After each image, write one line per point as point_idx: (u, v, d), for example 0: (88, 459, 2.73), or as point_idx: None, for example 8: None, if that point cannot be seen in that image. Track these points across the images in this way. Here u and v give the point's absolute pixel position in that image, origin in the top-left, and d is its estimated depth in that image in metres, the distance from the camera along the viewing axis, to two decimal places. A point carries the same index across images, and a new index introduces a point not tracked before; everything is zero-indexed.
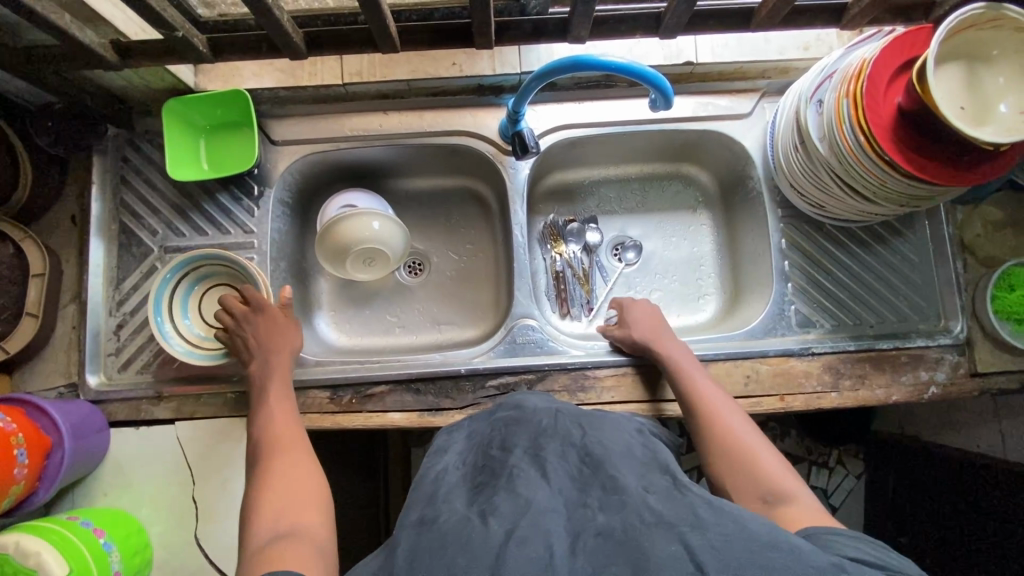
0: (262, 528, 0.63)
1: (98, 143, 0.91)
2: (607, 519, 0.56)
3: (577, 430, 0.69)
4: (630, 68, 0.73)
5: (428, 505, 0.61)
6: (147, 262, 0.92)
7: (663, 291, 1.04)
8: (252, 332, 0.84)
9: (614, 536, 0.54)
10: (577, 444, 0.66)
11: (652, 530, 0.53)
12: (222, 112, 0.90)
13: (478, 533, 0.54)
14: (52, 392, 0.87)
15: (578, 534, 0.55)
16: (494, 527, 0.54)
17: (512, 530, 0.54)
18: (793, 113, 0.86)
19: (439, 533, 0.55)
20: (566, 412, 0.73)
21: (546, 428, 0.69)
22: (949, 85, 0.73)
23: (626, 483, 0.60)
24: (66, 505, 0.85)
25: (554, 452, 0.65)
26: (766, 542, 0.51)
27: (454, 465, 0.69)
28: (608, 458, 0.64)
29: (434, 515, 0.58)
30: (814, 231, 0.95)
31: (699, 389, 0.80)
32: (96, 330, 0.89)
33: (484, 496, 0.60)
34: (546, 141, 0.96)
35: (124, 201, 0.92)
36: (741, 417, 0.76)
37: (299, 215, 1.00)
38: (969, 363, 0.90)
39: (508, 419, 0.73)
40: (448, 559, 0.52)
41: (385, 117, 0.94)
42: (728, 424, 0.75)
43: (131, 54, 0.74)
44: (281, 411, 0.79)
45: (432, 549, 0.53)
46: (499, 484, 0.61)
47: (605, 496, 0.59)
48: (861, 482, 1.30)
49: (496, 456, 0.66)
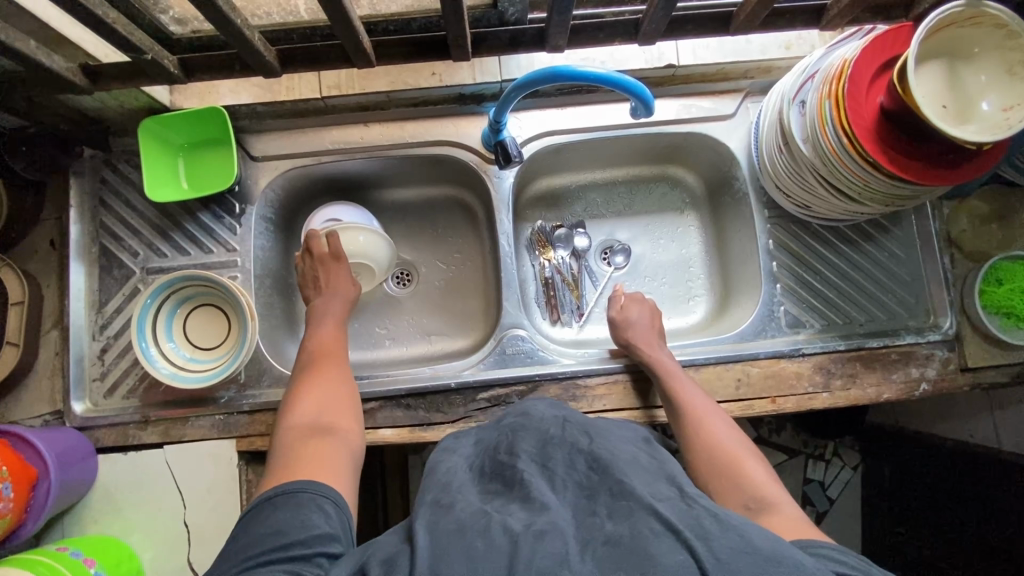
0: (295, 425, 0.72)
1: (74, 164, 0.90)
2: (615, 527, 0.54)
3: (584, 438, 0.68)
4: (608, 77, 0.72)
5: (442, 490, 0.64)
6: (129, 284, 0.90)
7: (653, 294, 1.04)
8: (319, 276, 0.89)
9: (621, 543, 0.52)
10: (584, 450, 0.65)
11: (659, 538, 0.51)
12: (199, 130, 0.89)
13: (494, 525, 0.55)
14: (38, 420, 0.86)
15: (587, 540, 0.53)
16: (512, 522, 0.55)
17: (531, 524, 0.54)
18: (777, 115, 0.85)
19: (454, 520, 0.56)
20: (573, 420, 0.72)
21: (554, 437, 0.68)
22: (931, 85, 0.73)
23: (635, 489, 0.58)
24: (55, 534, 0.84)
25: (562, 461, 0.64)
26: (770, 555, 0.49)
27: (462, 467, 0.69)
28: (615, 463, 0.63)
29: (450, 501, 0.60)
30: (800, 230, 0.95)
31: (686, 395, 0.81)
32: (79, 355, 0.88)
33: (499, 499, 0.61)
34: (530, 148, 0.95)
35: (104, 223, 0.91)
36: (725, 425, 0.77)
37: (284, 229, 0.98)
38: (959, 359, 0.90)
39: (513, 424, 0.73)
40: (466, 541, 0.53)
41: (365, 129, 0.93)
42: (714, 432, 0.76)
43: (101, 78, 0.73)
44: (332, 331, 0.85)
45: (450, 531, 0.55)
46: (513, 487, 0.62)
47: (613, 503, 0.58)
48: (857, 474, 1.28)
49: (504, 459, 0.66)
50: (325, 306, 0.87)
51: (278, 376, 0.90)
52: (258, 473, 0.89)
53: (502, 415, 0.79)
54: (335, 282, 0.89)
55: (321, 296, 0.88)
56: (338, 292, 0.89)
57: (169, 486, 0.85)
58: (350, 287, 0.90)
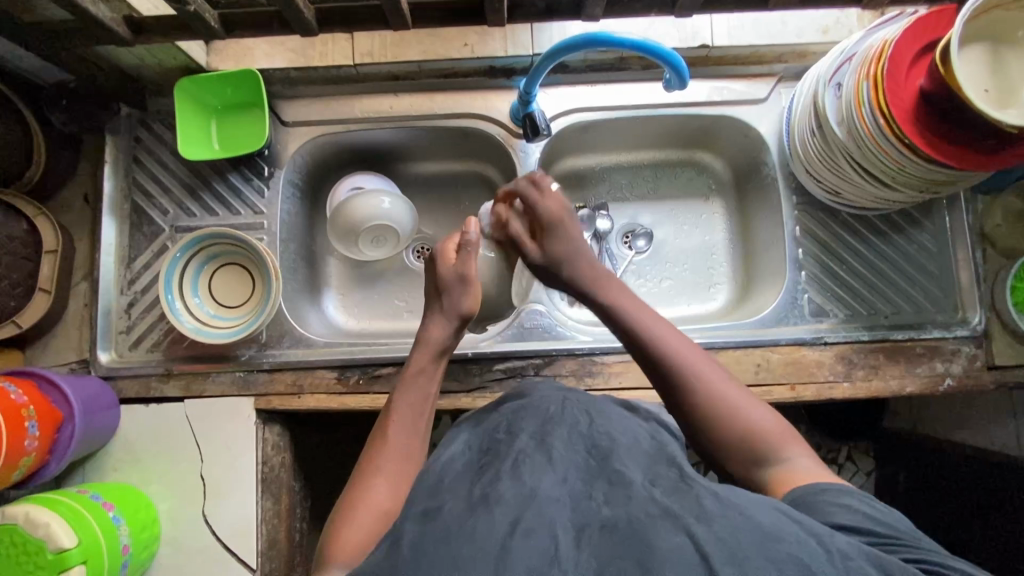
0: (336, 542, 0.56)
1: (111, 122, 0.92)
2: (612, 511, 0.48)
3: (585, 419, 0.63)
4: (645, 45, 0.73)
5: (429, 497, 0.55)
6: (158, 241, 0.92)
7: (674, 280, 1.03)
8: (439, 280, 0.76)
9: (619, 530, 0.46)
10: (584, 433, 0.60)
11: (659, 524, 0.46)
12: (232, 92, 0.90)
13: (482, 524, 0.48)
14: (65, 367, 0.89)
15: (582, 527, 0.47)
16: (498, 517, 0.48)
17: (516, 521, 0.47)
18: (811, 97, 0.84)
19: (442, 524, 0.49)
20: (573, 400, 0.67)
21: (553, 416, 0.63)
22: (975, 68, 0.72)
23: (633, 475, 0.53)
24: (76, 479, 0.86)
25: (561, 439, 0.59)
26: (770, 533, 0.45)
27: (457, 451, 0.63)
28: (615, 449, 0.57)
29: (437, 507, 0.52)
30: (828, 217, 0.93)
31: (642, 323, 0.69)
32: (107, 307, 0.90)
33: (487, 481, 0.54)
34: (559, 124, 0.94)
35: (136, 180, 0.92)
36: (685, 344, 0.67)
37: (309, 196, 0.99)
38: (986, 356, 0.88)
39: (515, 406, 0.68)
40: (452, 550, 0.46)
41: (396, 99, 0.94)
42: (679, 355, 0.65)
43: (144, 30, 0.76)
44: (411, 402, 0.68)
45: (437, 541, 0.47)
46: (503, 467, 0.56)
47: (611, 489, 0.51)
48: (871, 479, 1.25)
49: (501, 439, 0.61)
50: (419, 369, 0.71)
51: (299, 338, 0.91)
52: (275, 432, 0.90)
53: (502, 398, 0.74)
54: (452, 300, 0.74)
55: (436, 319, 0.74)
56: (450, 317, 0.74)
57: (188, 441, 0.87)
58: (467, 302, 0.74)
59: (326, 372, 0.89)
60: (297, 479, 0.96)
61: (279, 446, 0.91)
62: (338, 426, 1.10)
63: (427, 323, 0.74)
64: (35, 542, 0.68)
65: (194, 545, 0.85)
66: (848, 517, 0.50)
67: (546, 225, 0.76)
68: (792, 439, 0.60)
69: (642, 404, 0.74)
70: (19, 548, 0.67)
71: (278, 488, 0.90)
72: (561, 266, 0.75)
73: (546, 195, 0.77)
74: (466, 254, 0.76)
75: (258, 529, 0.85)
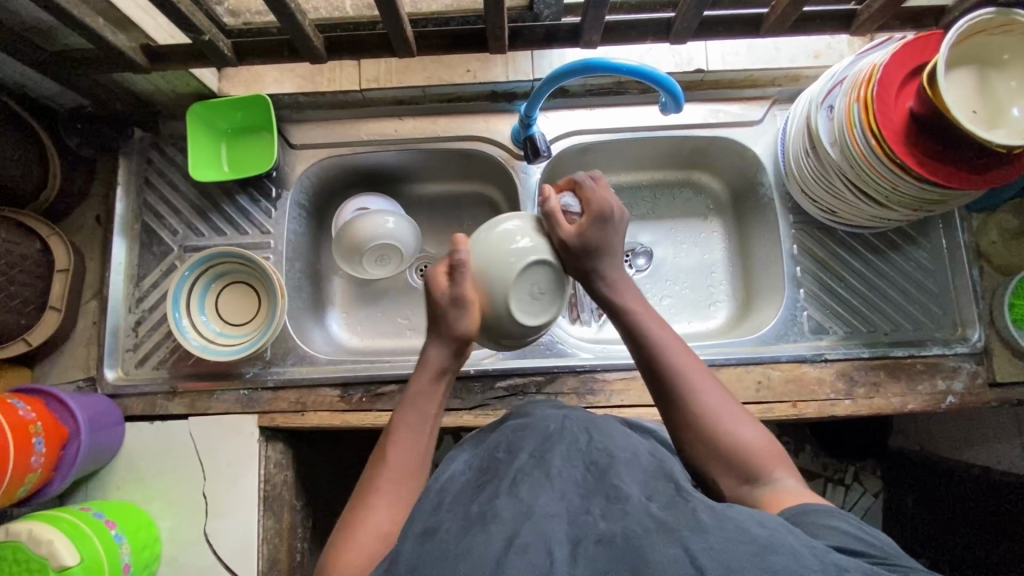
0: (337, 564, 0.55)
1: (124, 145, 0.95)
2: (608, 525, 0.48)
3: (584, 437, 0.62)
4: (641, 70, 0.76)
5: (431, 512, 0.56)
6: (167, 261, 0.94)
7: (674, 298, 1.04)
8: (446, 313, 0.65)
9: (615, 543, 0.46)
10: (582, 450, 0.60)
11: (654, 538, 0.46)
12: (242, 116, 0.93)
13: (479, 540, 0.48)
14: (72, 384, 0.90)
15: (578, 540, 0.47)
16: (495, 533, 0.49)
17: (513, 538, 0.48)
18: (805, 119, 0.86)
19: (441, 542, 0.50)
20: (574, 418, 0.67)
21: (553, 433, 0.63)
22: (961, 90, 0.74)
23: (630, 491, 0.53)
24: (79, 498, 0.87)
25: (560, 455, 0.59)
26: (765, 545, 0.43)
27: (459, 471, 0.63)
28: (612, 466, 0.57)
29: (436, 525, 0.53)
30: (825, 236, 0.95)
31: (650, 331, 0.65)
32: (115, 327, 0.91)
33: (485, 498, 0.55)
34: (558, 146, 0.97)
35: (147, 201, 0.95)
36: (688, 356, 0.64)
37: (315, 216, 1.01)
38: (987, 373, 0.89)
39: (517, 426, 0.67)
40: (448, 567, 0.46)
41: (400, 122, 0.97)
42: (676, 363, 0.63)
43: (159, 58, 0.79)
44: (416, 430, 0.65)
45: (434, 558, 0.48)
46: (501, 486, 0.56)
47: (608, 504, 0.52)
48: (878, 501, 1.21)
49: (501, 458, 0.61)
50: (425, 391, 0.66)
51: (303, 355, 0.92)
52: (278, 450, 0.90)
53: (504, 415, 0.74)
54: (449, 323, 0.65)
55: (435, 345, 0.67)
56: (452, 341, 0.66)
57: (191, 459, 0.87)
58: (467, 324, 0.65)
59: (329, 390, 0.90)
60: (300, 498, 0.96)
61: (281, 463, 0.91)
62: (340, 445, 1.10)
63: (428, 346, 0.67)
64: (38, 560, 0.68)
65: (196, 565, 0.85)
66: (842, 539, 0.48)
67: (597, 215, 0.65)
68: (779, 460, 0.58)
69: (644, 422, 0.74)
70: (21, 565, 0.67)
71: (280, 507, 0.89)
72: (590, 256, 0.66)
73: (591, 189, 0.67)
74: (460, 276, 0.64)
75: (259, 549, 0.85)
